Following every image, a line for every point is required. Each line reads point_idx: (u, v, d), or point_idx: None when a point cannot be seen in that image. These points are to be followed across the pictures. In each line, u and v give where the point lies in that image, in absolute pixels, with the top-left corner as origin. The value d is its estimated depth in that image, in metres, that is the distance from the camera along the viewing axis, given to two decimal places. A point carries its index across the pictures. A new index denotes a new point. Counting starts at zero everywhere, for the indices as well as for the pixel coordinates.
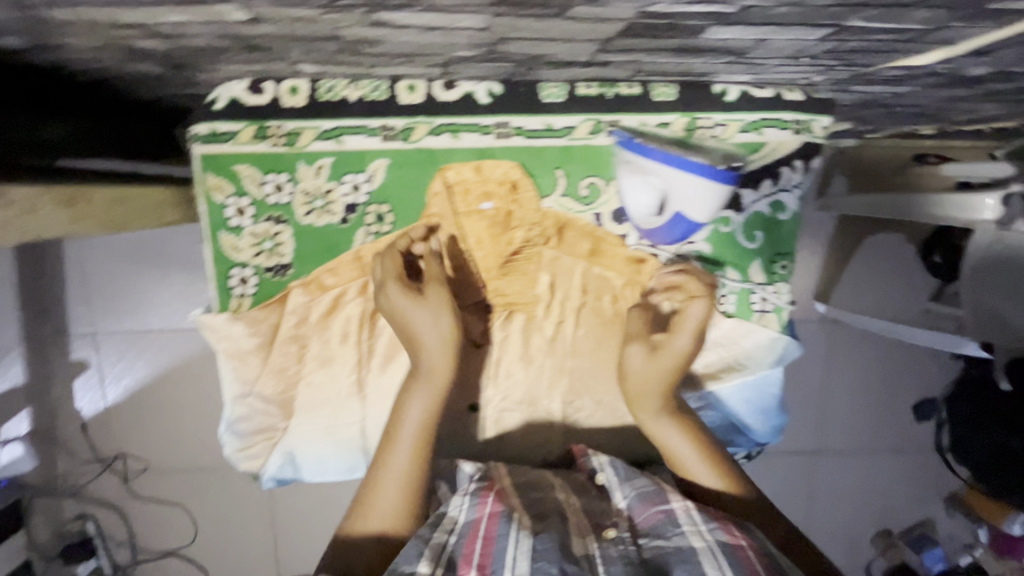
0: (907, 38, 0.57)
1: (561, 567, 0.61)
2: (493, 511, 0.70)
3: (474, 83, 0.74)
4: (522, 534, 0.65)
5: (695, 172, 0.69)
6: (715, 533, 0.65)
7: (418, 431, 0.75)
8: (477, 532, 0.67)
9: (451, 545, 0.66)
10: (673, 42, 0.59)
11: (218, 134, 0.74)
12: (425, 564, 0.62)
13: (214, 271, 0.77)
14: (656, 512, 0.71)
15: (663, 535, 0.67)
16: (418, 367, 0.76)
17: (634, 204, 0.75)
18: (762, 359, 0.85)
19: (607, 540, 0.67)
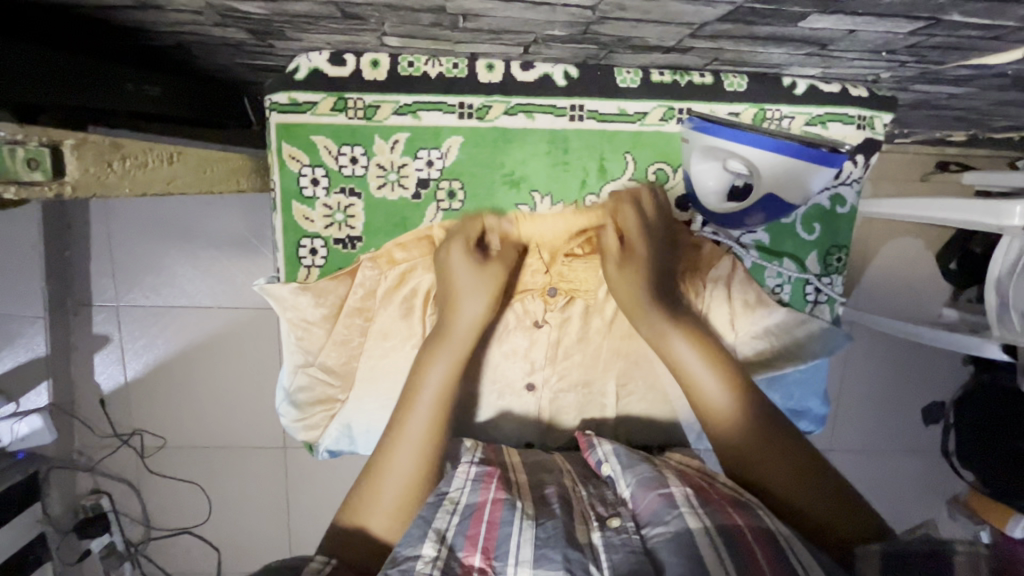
0: (993, 36, 0.59)
1: (566, 556, 0.60)
2: (497, 498, 0.68)
3: (552, 65, 0.75)
4: (525, 521, 0.64)
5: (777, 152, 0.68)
6: (712, 516, 0.65)
7: (433, 430, 0.77)
8: (481, 516, 0.65)
9: (454, 529, 0.64)
10: (767, 29, 0.60)
11: (299, 105, 0.75)
12: (430, 547, 0.61)
13: (285, 239, 0.79)
14: (657, 496, 0.69)
15: (661, 520, 0.66)
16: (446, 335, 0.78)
17: (709, 188, 0.76)
18: (811, 350, 0.87)
19: (611, 529, 0.66)
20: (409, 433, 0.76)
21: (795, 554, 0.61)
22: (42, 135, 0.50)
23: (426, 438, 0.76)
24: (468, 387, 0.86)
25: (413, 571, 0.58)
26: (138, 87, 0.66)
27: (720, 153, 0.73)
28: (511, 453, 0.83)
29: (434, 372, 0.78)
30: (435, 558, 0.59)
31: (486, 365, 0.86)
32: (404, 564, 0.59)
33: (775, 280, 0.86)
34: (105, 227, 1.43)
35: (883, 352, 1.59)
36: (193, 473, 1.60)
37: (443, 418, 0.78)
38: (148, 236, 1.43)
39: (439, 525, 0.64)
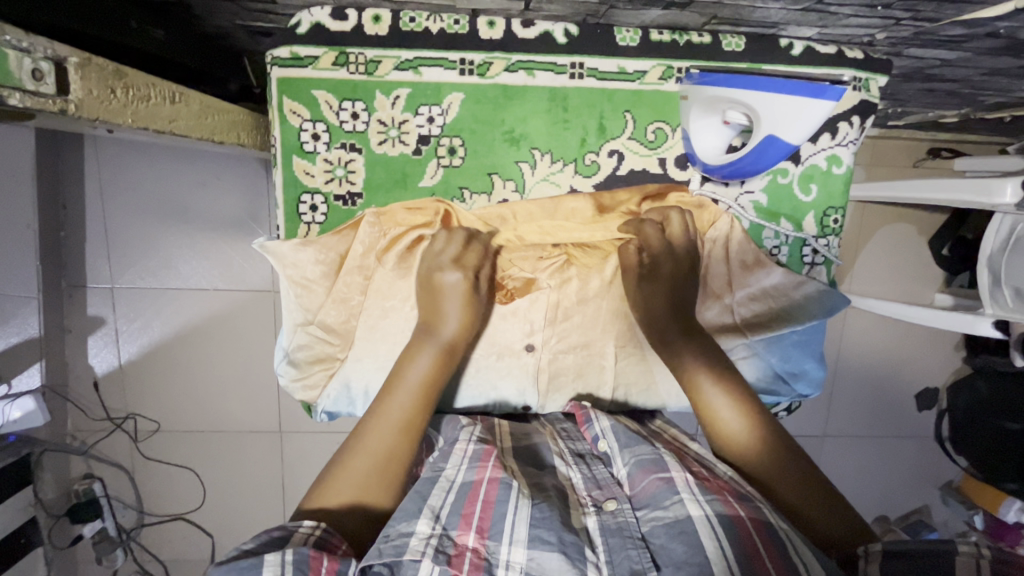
0: None
1: (561, 537, 0.58)
2: (494, 476, 0.65)
3: (552, 22, 0.76)
4: (523, 499, 0.61)
5: (774, 88, 0.69)
6: (713, 505, 0.61)
7: (421, 404, 0.71)
8: (477, 493, 0.62)
9: (448, 505, 0.61)
10: None
11: (298, 59, 0.75)
12: (425, 524, 0.58)
13: (285, 195, 0.80)
14: (656, 480, 0.67)
15: (660, 505, 0.63)
16: (430, 332, 0.76)
17: (711, 142, 0.77)
18: (810, 312, 0.87)
19: (606, 512, 0.64)
20: (391, 405, 0.69)
21: (796, 548, 0.57)
22: (47, 48, 0.43)
23: (408, 412, 0.70)
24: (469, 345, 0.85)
25: (406, 548, 0.55)
26: (139, 29, 0.67)
27: (722, 103, 0.73)
28: (499, 426, 0.84)
29: (420, 360, 0.74)
30: (429, 536, 0.57)
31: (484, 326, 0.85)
32: (398, 541, 0.56)
33: (772, 241, 0.87)
34: (102, 207, 1.42)
35: (881, 335, 1.59)
36: (188, 457, 1.58)
37: (429, 400, 0.72)
38: (146, 217, 1.43)
39: (434, 502, 0.61)
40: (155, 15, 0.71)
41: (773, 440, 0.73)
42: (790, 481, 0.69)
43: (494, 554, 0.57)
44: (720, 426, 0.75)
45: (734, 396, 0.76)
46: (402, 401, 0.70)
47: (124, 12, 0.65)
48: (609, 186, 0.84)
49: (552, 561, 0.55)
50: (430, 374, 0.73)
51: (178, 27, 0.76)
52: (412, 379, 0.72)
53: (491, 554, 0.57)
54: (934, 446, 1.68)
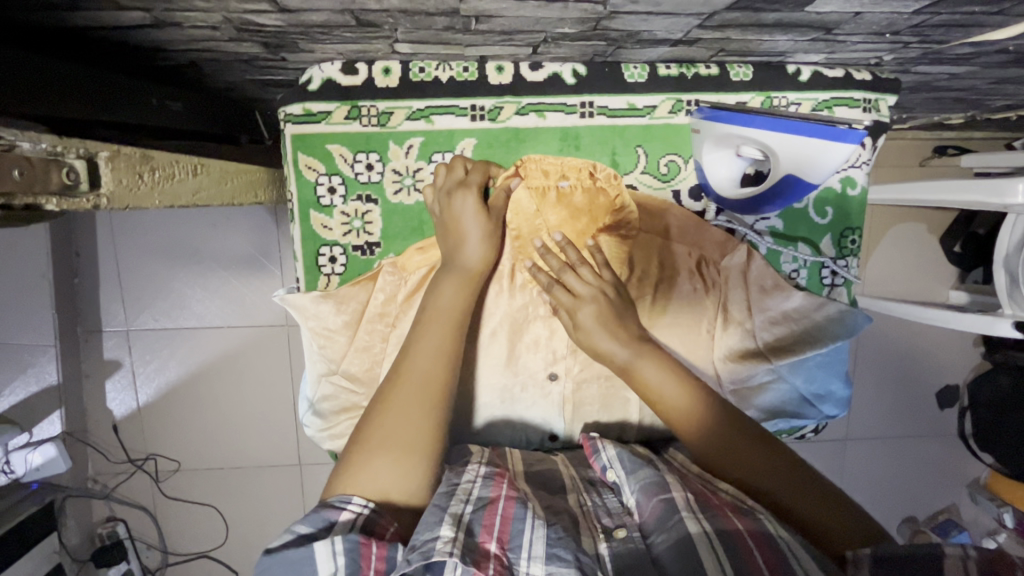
0: (996, 11, 0.61)
1: (577, 555, 0.56)
2: (510, 494, 0.63)
3: (561, 64, 0.77)
4: (537, 520, 0.60)
5: (787, 129, 0.67)
6: (712, 520, 0.60)
7: (452, 333, 0.70)
8: (496, 509, 0.60)
9: (468, 514, 0.59)
10: (774, 16, 0.62)
11: (311, 115, 0.76)
12: (448, 529, 0.55)
13: (304, 248, 0.79)
14: (659, 502, 0.66)
15: (664, 527, 0.62)
16: (452, 261, 0.74)
17: (726, 174, 0.76)
18: (833, 333, 0.87)
19: (617, 540, 0.63)
20: (429, 333, 0.70)
21: (797, 560, 0.55)
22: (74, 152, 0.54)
23: (439, 345, 0.69)
24: (498, 326, 0.84)
25: (433, 552, 0.52)
26: (158, 103, 0.72)
27: (734, 139, 0.73)
28: (512, 455, 0.82)
29: (448, 290, 0.72)
30: (453, 540, 0.54)
31: (511, 323, 0.84)
32: (424, 547, 0.53)
33: (790, 265, 0.87)
34: (115, 252, 1.43)
35: (897, 338, 1.58)
36: (210, 494, 1.58)
37: (461, 327, 0.72)
38: (158, 260, 1.45)
39: (454, 510, 0.59)
40: (168, 86, 0.76)
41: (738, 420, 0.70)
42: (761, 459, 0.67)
43: (514, 566, 0.55)
44: (664, 409, 0.71)
45: (679, 381, 0.71)
46: (436, 336, 0.69)
47: (139, 89, 0.69)
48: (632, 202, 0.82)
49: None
50: (457, 300, 0.72)
51: (195, 95, 0.82)
52: (443, 308, 0.71)
53: (512, 565, 0.55)
54: (956, 444, 1.67)
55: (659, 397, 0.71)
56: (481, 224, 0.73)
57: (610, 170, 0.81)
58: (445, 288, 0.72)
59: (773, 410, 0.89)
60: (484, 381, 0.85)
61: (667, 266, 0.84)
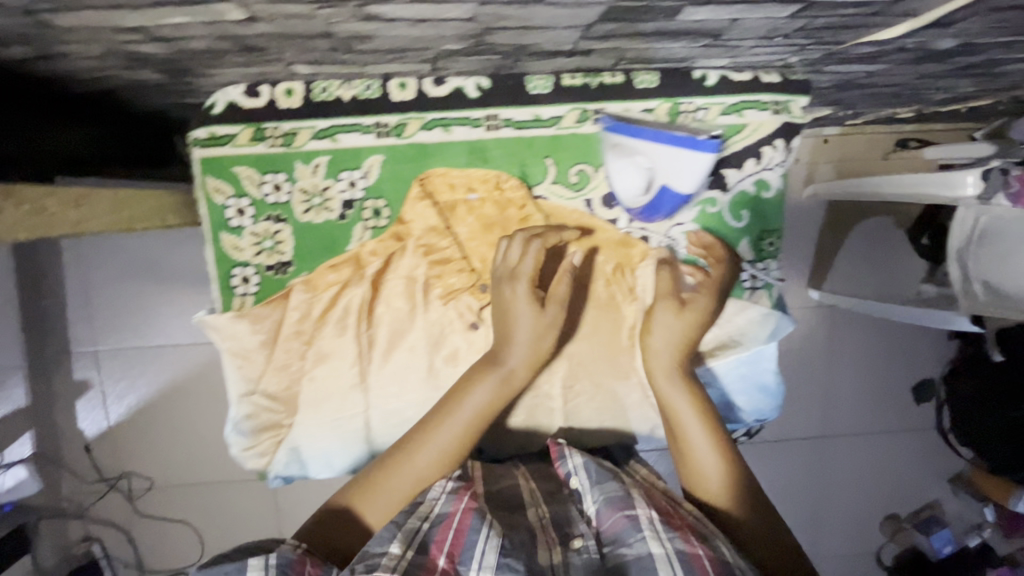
0: (873, 12, 0.61)
1: (528, 567, 0.58)
2: (468, 506, 0.65)
3: (463, 78, 0.77)
4: (493, 531, 0.61)
5: (673, 141, 0.74)
6: (675, 542, 0.60)
7: (469, 435, 0.75)
8: (450, 521, 0.62)
9: (424, 531, 0.62)
10: (651, 25, 0.62)
11: (217, 138, 0.77)
12: (397, 546, 0.58)
13: (216, 270, 0.80)
14: (622, 516, 0.65)
15: (624, 542, 0.61)
16: (499, 360, 0.78)
17: (623, 183, 0.79)
18: (754, 336, 0.87)
19: (572, 550, 0.62)
20: (444, 429, 0.74)
21: None
22: None
23: (454, 439, 0.74)
24: (415, 340, 0.83)
25: (378, 566, 0.56)
26: (51, 136, 0.74)
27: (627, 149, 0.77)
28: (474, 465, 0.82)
29: (480, 389, 0.77)
30: (399, 557, 0.57)
31: (429, 339, 0.83)
32: (369, 560, 0.57)
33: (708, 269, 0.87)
34: (79, 273, 1.45)
35: (864, 334, 1.57)
36: (183, 511, 1.58)
37: (480, 428, 0.76)
38: (122, 280, 1.46)
39: (408, 529, 0.62)
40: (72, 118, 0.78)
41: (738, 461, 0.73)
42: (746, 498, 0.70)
43: None
44: (691, 467, 0.74)
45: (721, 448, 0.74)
46: (444, 437, 0.74)
47: (31, 123, 0.71)
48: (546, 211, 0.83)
49: None
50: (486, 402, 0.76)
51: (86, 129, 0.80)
52: (469, 408, 0.76)
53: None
54: (934, 439, 1.64)
55: (700, 458, 0.74)
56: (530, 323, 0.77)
57: (517, 181, 0.82)
58: (478, 389, 0.77)
59: None
60: (405, 399, 0.84)
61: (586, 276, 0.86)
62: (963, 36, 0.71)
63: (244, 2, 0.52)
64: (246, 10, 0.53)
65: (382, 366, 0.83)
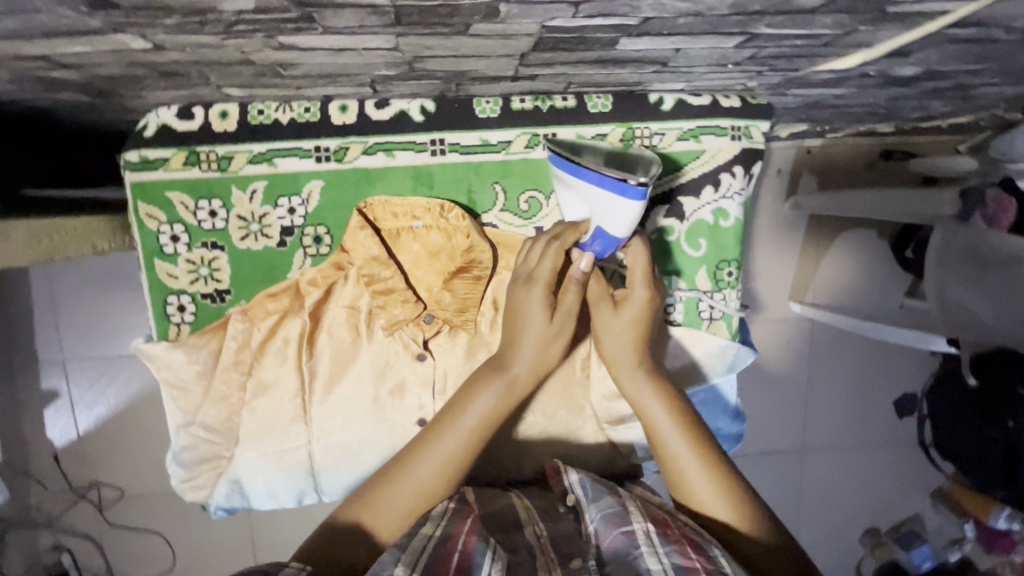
0: (824, 42, 0.57)
1: None
2: (470, 529, 0.63)
3: (407, 101, 0.74)
4: (496, 559, 0.59)
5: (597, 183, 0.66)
6: (671, 557, 0.58)
7: (473, 444, 0.71)
8: (454, 543, 0.60)
9: (426, 551, 0.59)
10: (591, 54, 0.59)
11: (149, 162, 0.74)
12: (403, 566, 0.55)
13: (152, 297, 0.77)
14: (620, 534, 0.63)
15: (626, 559, 0.60)
16: (507, 366, 0.73)
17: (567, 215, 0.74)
18: (711, 368, 0.85)
19: (573, 570, 0.60)
20: (446, 439, 0.70)
21: None
22: None
23: (457, 448, 0.70)
24: (359, 371, 0.80)
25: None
26: None
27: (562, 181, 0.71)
28: (467, 493, 0.76)
29: (485, 397, 0.72)
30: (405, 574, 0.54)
31: (374, 370, 0.80)
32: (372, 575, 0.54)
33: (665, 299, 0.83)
34: (47, 284, 1.42)
35: (844, 349, 1.55)
36: (154, 520, 1.56)
37: (485, 437, 0.72)
38: (89, 289, 1.44)
39: (409, 546, 0.59)
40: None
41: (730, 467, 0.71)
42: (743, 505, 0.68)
43: None
44: (676, 480, 0.71)
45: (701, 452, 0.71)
46: (450, 447, 0.70)
47: None
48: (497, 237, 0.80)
49: None
50: (491, 410, 0.71)
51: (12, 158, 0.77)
52: (476, 416, 0.71)
53: None
54: (915, 455, 1.62)
55: (681, 470, 0.70)
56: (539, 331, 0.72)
57: (460, 210, 0.76)
58: (482, 398, 0.71)
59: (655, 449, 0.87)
60: (348, 432, 0.81)
61: None
62: (926, 64, 0.67)
63: (144, 32, 0.48)
64: (149, 39, 0.50)
65: (324, 397, 0.80)
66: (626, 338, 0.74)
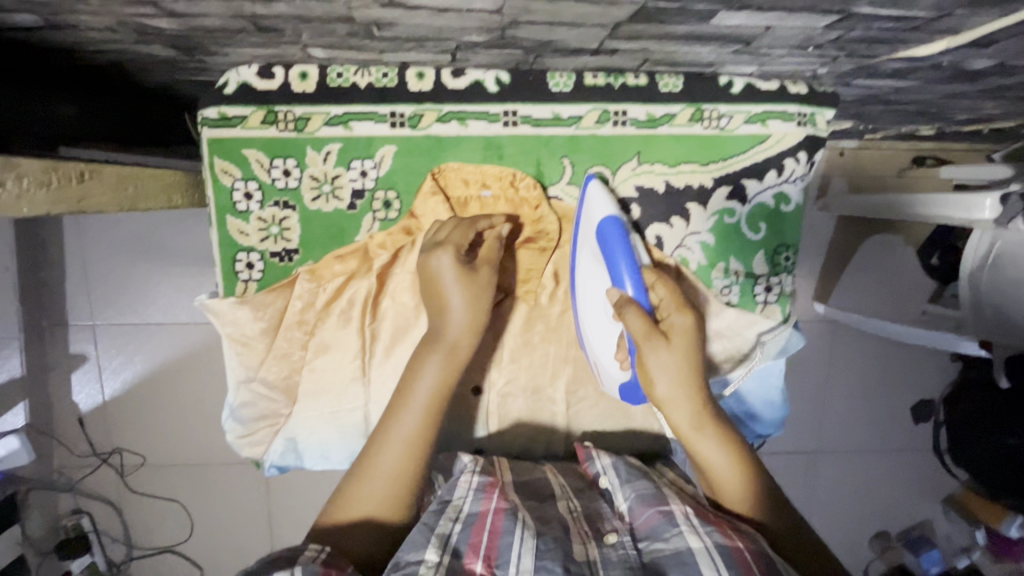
0: (912, 27, 0.58)
1: (564, 565, 0.58)
2: (499, 507, 0.65)
3: (482, 71, 0.75)
4: (527, 532, 0.61)
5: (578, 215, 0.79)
6: (713, 536, 0.60)
7: (430, 419, 0.70)
8: (484, 522, 0.62)
9: (456, 535, 0.61)
10: (683, 28, 0.60)
11: (228, 119, 0.75)
12: (433, 553, 0.58)
13: (221, 254, 0.78)
14: (656, 512, 0.67)
15: (660, 537, 0.63)
16: (438, 336, 0.73)
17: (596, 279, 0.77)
18: (766, 351, 0.85)
19: (606, 544, 0.63)
20: (400, 424, 0.69)
21: None
22: None
23: (418, 426, 0.69)
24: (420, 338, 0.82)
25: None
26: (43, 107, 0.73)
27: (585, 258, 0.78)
28: (500, 462, 0.81)
29: (429, 372, 0.71)
30: (437, 564, 0.57)
31: None
32: (407, 569, 0.57)
33: (722, 280, 0.84)
34: (77, 246, 1.40)
35: (869, 351, 1.55)
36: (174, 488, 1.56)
37: (438, 412, 0.71)
38: (122, 257, 1.42)
39: (442, 530, 0.62)
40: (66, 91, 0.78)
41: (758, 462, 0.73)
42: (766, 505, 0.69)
43: None
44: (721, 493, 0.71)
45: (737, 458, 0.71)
46: (411, 422, 0.69)
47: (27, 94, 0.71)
48: (564, 211, 0.82)
49: None
50: (440, 380, 0.71)
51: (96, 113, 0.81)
52: (423, 392, 0.70)
53: None
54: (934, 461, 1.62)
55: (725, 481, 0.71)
56: (462, 291, 0.72)
57: (532, 180, 0.79)
58: (428, 369, 0.71)
59: None
60: None
61: None
62: (1001, 57, 0.68)
63: None
64: None
65: (384, 360, 0.82)
66: (679, 372, 0.70)
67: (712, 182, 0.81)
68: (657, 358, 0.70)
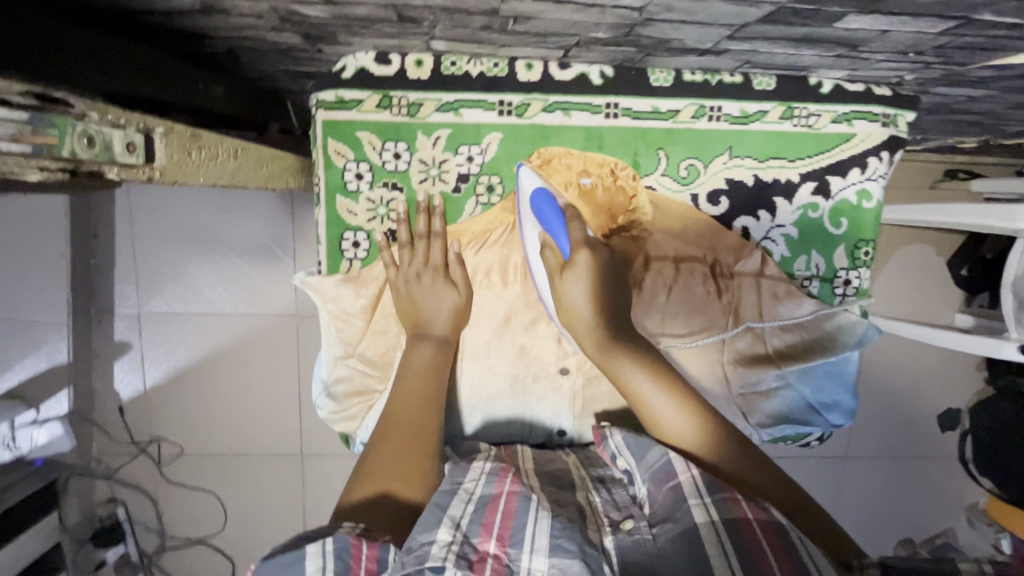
0: (1018, 35, 0.62)
1: (581, 547, 0.59)
2: (512, 489, 0.65)
3: (589, 65, 0.79)
4: (541, 512, 0.62)
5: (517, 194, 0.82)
6: (720, 507, 0.63)
7: (424, 396, 0.79)
8: (497, 505, 0.62)
9: (466, 516, 0.61)
10: (802, 30, 0.63)
11: (344, 102, 0.79)
12: (444, 532, 0.58)
13: (329, 232, 0.83)
14: (668, 490, 0.69)
15: (672, 517, 0.65)
16: (422, 333, 0.83)
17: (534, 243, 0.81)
18: (842, 342, 0.89)
19: (623, 531, 0.66)
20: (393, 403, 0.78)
21: (808, 555, 0.58)
22: (138, 122, 0.55)
23: (401, 404, 0.78)
24: (512, 318, 0.86)
25: (427, 556, 0.56)
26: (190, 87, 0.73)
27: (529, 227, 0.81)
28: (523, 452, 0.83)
29: (418, 354, 0.82)
30: (450, 543, 0.57)
31: (526, 317, 0.86)
32: (419, 551, 0.56)
33: (804, 272, 0.88)
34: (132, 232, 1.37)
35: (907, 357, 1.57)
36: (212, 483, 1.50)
37: (432, 392, 0.80)
38: (175, 243, 1.37)
39: (453, 512, 0.61)
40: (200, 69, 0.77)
41: (706, 408, 0.79)
42: (701, 431, 0.76)
43: (515, 561, 0.58)
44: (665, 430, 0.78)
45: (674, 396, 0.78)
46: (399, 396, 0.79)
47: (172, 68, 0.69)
48: (658, 198, 0.85)
49: (573, 567, 0.56)
50: (430, 362, 0.81)
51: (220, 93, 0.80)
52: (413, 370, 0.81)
53: (512, 561, 0.58)
54: None
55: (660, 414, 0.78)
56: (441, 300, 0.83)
57: (631, 170, 0.84)
58: (416, 355, 0.82)
59: (780, 416, 0.90)
60: (495, 369, 0.87)
61: (687, 272, 0.87)
62: None
63: None
64: None
65: (476, 336, 0.86)
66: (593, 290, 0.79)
67: (799, 177, 0.85)
68: (577, 294, 0.79)
